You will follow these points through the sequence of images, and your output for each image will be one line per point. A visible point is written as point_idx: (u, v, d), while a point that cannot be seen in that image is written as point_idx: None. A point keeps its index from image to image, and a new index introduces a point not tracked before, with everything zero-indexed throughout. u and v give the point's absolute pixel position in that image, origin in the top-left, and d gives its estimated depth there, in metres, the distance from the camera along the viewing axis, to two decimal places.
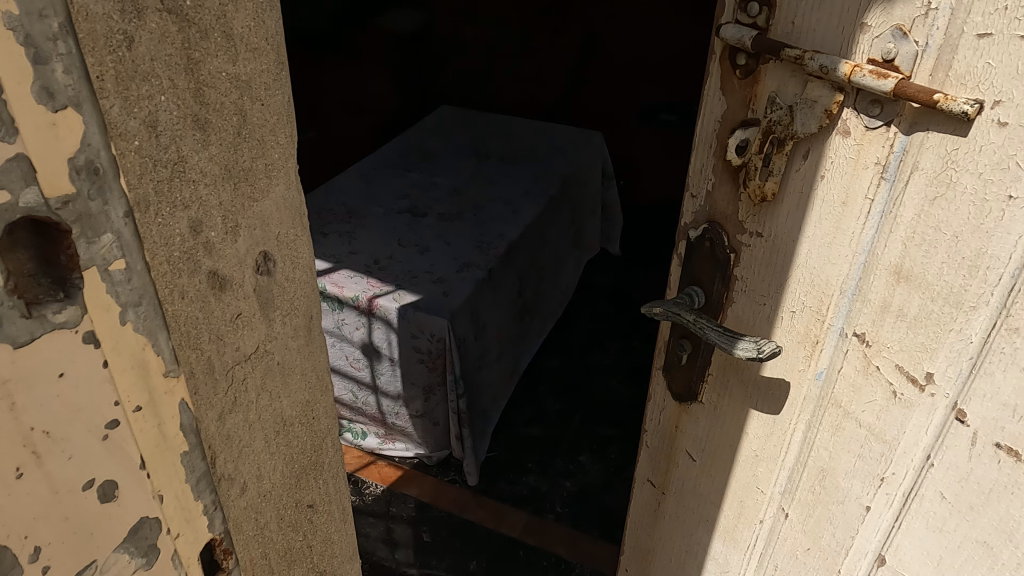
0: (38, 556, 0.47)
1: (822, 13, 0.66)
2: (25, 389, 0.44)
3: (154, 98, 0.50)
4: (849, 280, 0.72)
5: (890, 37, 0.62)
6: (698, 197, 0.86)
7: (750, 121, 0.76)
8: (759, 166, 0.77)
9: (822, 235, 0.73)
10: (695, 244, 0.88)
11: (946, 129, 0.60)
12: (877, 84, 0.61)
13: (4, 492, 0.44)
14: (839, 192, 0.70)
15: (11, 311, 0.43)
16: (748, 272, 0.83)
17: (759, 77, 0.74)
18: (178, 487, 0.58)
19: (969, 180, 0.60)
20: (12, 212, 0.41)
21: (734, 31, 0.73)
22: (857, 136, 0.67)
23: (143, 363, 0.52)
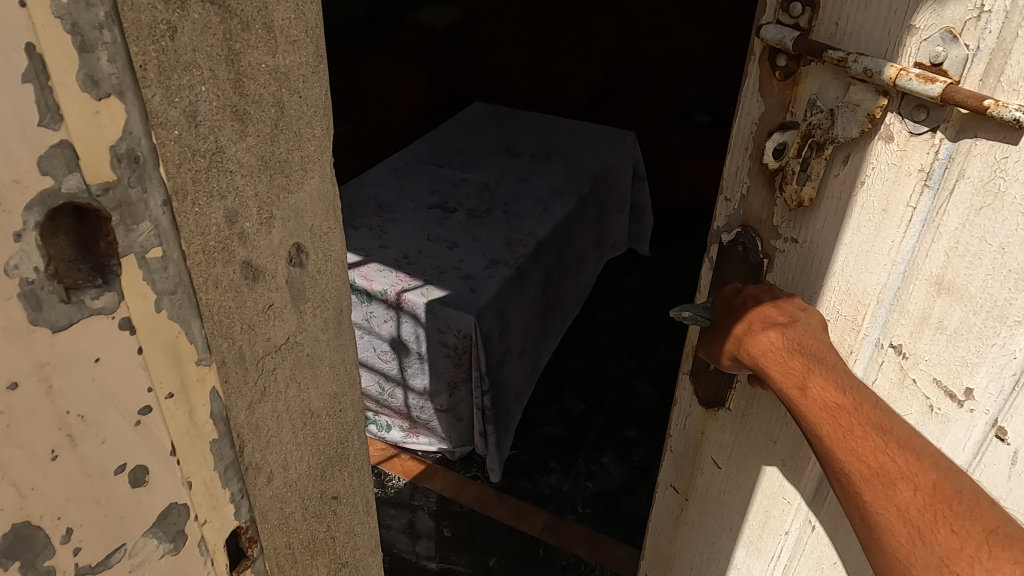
0: (71, 537, 0.48)
1: (868, 14, 0.64)
2: (62, 372, 0.44)
3: (195, 88, 0.51)
4: (887, 290, 0.70)
5: (939, 40, 0.59)
6: (732, 200, 0.84)
7: (789, 124, 0.73)
8: (796, 170, 0.75)
9: (861, 243, 0.71)
10: (727, 247, 0.86)
11: (996, 137, 0.58)
12: (924, 89, 0.59)
13: (40, 474, 0.44)
14: (880, 199, 0.68)
15: (51, 296, 0.43)
16: (782, 278, 0.81)
17: (799, 79, 0.71)
18: (207, 474, 0.58)
19: (1019, 190, 0.57)
20: (57, 198, 0.42)
21: (775, 32, 0.71)
22: (900, 141, 0.64)
23: (177, 350, 0.52)
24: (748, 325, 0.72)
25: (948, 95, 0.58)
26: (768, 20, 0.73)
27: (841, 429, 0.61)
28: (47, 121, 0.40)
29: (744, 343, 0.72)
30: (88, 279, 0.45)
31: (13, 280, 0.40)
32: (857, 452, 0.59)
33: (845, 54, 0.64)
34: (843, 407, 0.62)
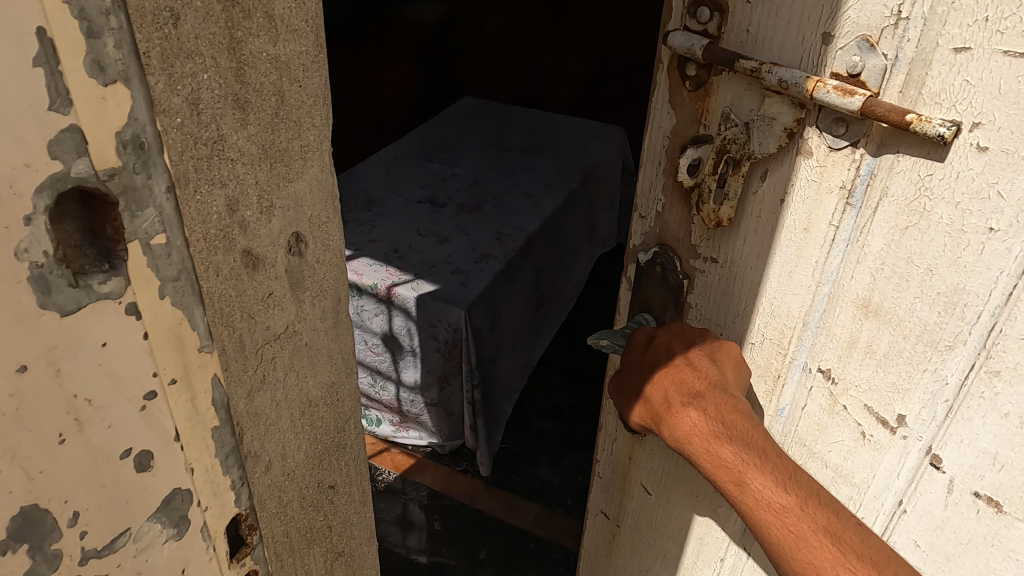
0: (78, 520, 0.48)
1: (781, 22, 0.64)
2: (70, 356, 0.45)
3: (197, 76, 0.51)
4: (813, 311, 0.70)
5: (856, 49, 0.58)
6: (648, 218, 0.84)
7: (703, 138, 0.73)
8: (710, 189, 0.75)
9: (785, 263, 0.71)
10: (645, 266, 0.87)
11: (918, 152, 0.58)
12: (844, 102, 0.58)
13: (48, 457, 0.45)
14: (803, 218, 0.68)
15: (60, 280, 0.43)
16: (702, 298, 0.82)
17: (711, 90, 0.71)
18: (208, 461, 0.59)
19: (945, 209, 0.57)
20: (65, 182, 0.42)
21: (683, 39, 0.70)
22: (820, 156, 0.64)
23: (180, 337, 0.53)
24: (667, 397, 0.73)
25: (866, 109, 0.57)
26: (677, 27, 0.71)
27: (792, 537, 0.62)
28: (56, 106, 0.40)
29: (668, 421, 0.72)
30: (95, 263, 0.46)
31: (23, 264, 0.41)
32: (815, 564, 0.60)
33: (761, 65, 0.63)
34: (788, 509, 0.63)
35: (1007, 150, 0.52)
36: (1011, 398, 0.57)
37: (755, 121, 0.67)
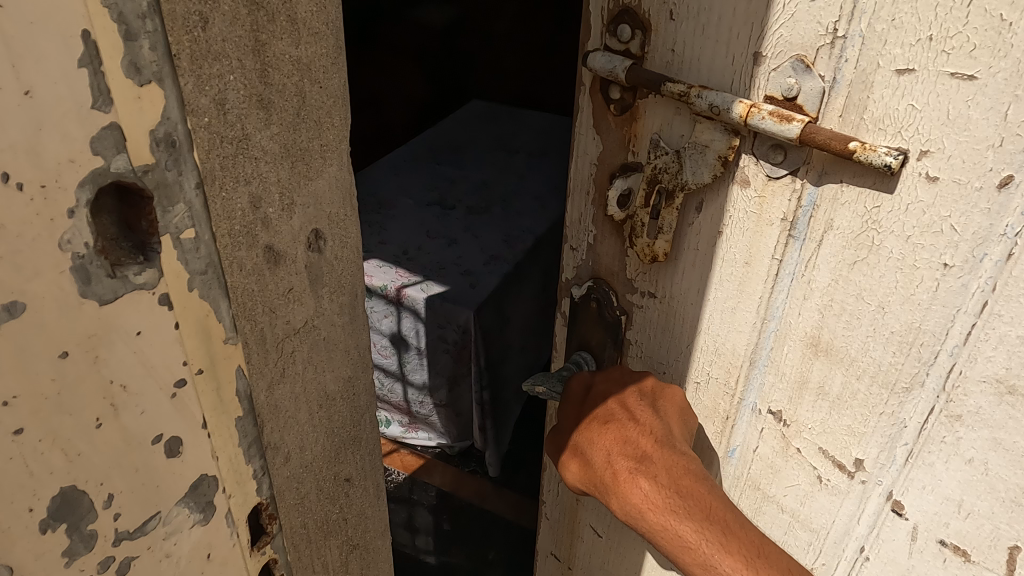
0: (111, 503, 0.50)
1: (708, 40, 0.66)
2: (107, 343, 0.46)
3: (223, 77, 0.53)
4: (761, 348, 0.74)
5: (791, 70, 0.60)
6: (579, 249, 0.89)
7: (631, 166, 0.77)
8: (644, 221, 0.77)
9: (730, 301, 0.75)
10: (580, 300, 0.91)
11: (866, 182, 0.60)
12: (783, 128, 0.60)
13: (85, 440, 0.46)
14: (743, 252, 0.71)
15: (98, 270, 0.45)
16: (641, 334, 0.86)
17: (637, 115, 0.75)
18: (232, 450, 0.61)
19: (895, 243, 0.59)
20: (105, 176, 0.44)
21: (605, 61, 0.73)
22: (758, 185, 0.67)
23: (206, 328, 0.55)
24: (616, 461, 0.74)
25: (805, 137, 0.59)
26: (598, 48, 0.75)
27: None
28: (98, 104, 0.42)
29: (617, 490, 0.73)
30: (130, 256, 0.48)
31: (66, 253, 0.42)
32: None
33: (687, 87, 0.66)
34: None
35: (959, 181, 0.54)
36: (972, 441, 0.60)
37: (685, 147, 0.70)
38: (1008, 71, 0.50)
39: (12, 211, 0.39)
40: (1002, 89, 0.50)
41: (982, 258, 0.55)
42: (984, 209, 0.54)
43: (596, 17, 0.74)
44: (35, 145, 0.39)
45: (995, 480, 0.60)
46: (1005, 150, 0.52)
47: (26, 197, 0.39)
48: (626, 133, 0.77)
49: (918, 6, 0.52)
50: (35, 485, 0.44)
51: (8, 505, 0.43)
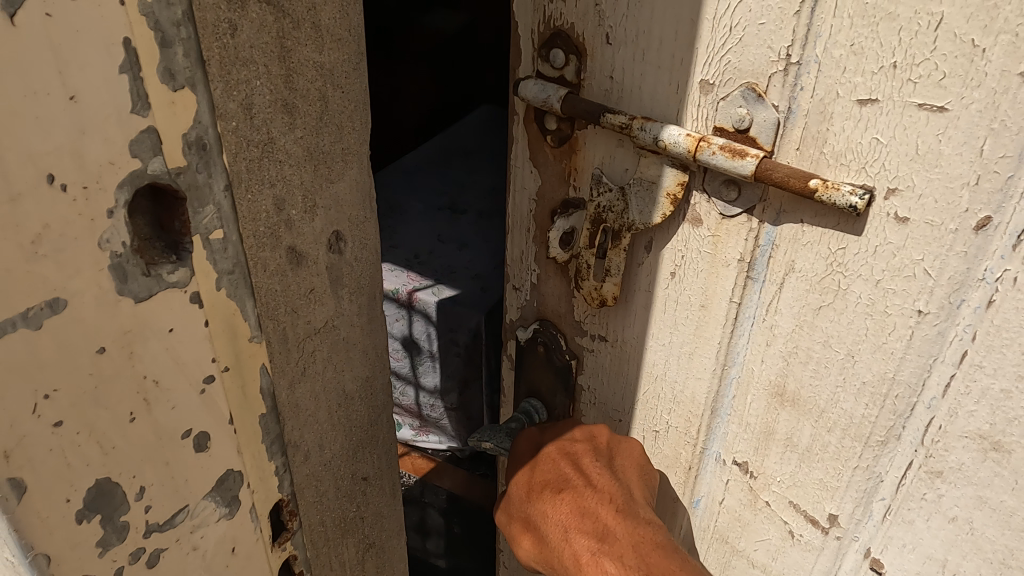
0: (143, 495, 0.52)
1: (649, 66, 0.67)
2: (141, 341, 0.49)
3: (250, 83, 0.55)
4: (722, 392, 0.76)
5: (743, 98, 0.61)
6: (524, 288, 0.93)
7: (575, 201, 0.80)
8: (589, 262, 0.78)
9: (687, 345, 0.76)
10: (527, 340, 0.95)
11: (832, 221, 0.60)
12: (736, 164, 0.61)
13: (119, 433, 0.49)
14: (699, 293, 0.72)
15: (135, 269, 0.47)
16: (596, 375, 0.89)
17: (578, 149, 0.77)
18: (255, 447, 0.63)
19: (861, 287, 0.60)
20: (142, 178, 0.46)
21: (539, 90, 0.74)
22: (712, 225, 0.68)
23: (233, 327, 0.56)
24: (577, 541, 0.77)
25: (760, 173, 0.60)
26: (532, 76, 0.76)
27: None
28: (137, 108, 0.44)
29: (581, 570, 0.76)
30: (164, 255, 0.50)
31: (105, 252, 0.45)
32: None
33: (629, 119, 0.68)
34: None
35: (932, 221, 0.54)
36: (955, 498, 0.60)
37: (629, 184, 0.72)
38: (982, 102, 0.49)
39: (57, 210, 0.41)
40: (978, 123, 0.50)
41: (960, 305, 0.55)
42: (960, 253, 0.54)
43: (527, 41, 0.76)
44: (78, 148, 0.42)
45: (981, 540, 0.60)
46: (982, 189, 0.51)
47: (69, 198, 0.42)
48: (567, 166, 0.79)
49: (881, 31, 0.52)
50: (71, 474, 0.47)
51: (46, 493, 0.46)
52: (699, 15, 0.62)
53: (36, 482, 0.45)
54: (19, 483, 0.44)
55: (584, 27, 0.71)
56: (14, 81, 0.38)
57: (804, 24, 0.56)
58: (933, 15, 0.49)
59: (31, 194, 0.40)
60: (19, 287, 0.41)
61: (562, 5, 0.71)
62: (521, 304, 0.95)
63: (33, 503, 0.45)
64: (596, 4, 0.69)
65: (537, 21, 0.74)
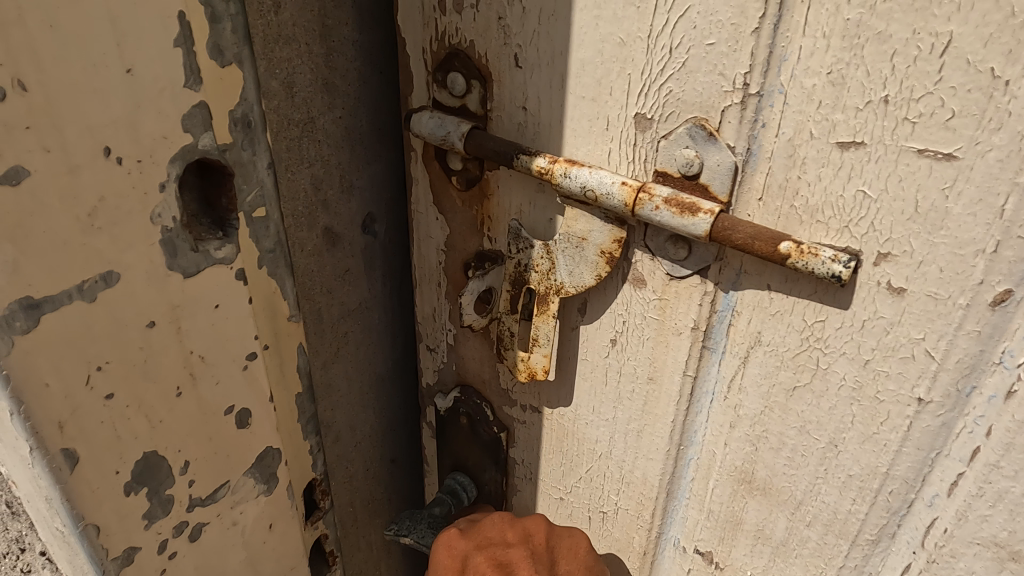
0: (188, 470, 0.53)
1: (567, 93, 0.53)
2: (189, 315, 0.49)
3: (292, 61, 0.55)
4: (681, 468, 0.62)
5: (688, 136, 0.48)
6: (438, 351, 0.79)
7: (490, 253, 0.66)
8: (511, 329, 0.64)
9: (637, 423, 0.63)
10: (446, 412, 0.81)
11: (808, 290, 0.47)
12: (687, 223, 0.47)
13: (167, 407, 0.49)
14: (648, 364, 0.59)
15: (183, 245, 0.47)
16: (527, 447, 0.76)
17: (490, 193, 0.63)
18: (288, 430, 0.63)
19: (845, 365, 0.47)
20: (192, 153, 0.46)
21: (433, 125, 0.60)
22: (660, 286, 0.55)
23: (273, 306, 0.57)
24: None
25: (717, 234, 0.46)
26: (429, 105, 0.62)
27: None
28: (190, 83, 0.44)
29: None
30: (211, 232, 0.50)
31: (156, 227, 0.45)
32: None
33: (549, 162, 0.54)
34: None
35: (936, 294, 0.42)
36: None
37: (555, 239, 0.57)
38: (1003, 148, 0.37)
39: (112, 184, 0.41)
40: (997, 173, 0.38)
41: (971, 393, 0.43)
42: (971, 332, 0.42)
43: (419, 63, 0.61)
44: (133, 120, 0.42)
45: None
46: (1002, 258, 0.39)
47: (123, 171, 0.42)
48: (479, 213, 0.65)
49: (866, 56, 0.39)
50: (122, 447, 0.47)
51: (97, 465, 0.46)
52: (631, 35, 0.48)
53: (89, 453, 0.45)
54: (72, 453, 0.44)
55: (489, 49, 0.56)
56: (77, 49, 0.38)
57: (764, 45, 0.43)
58: (938, 36, 0.37)
59: (88, 166, 0.40)
60: (80, 260, 0.41)
61: (458, 18, 0.57)
62: (437, 367, 0.81)
63: (86, 474, 0.45)
64: (499, 18, 0.54)
65: (430, 38, 0.59)
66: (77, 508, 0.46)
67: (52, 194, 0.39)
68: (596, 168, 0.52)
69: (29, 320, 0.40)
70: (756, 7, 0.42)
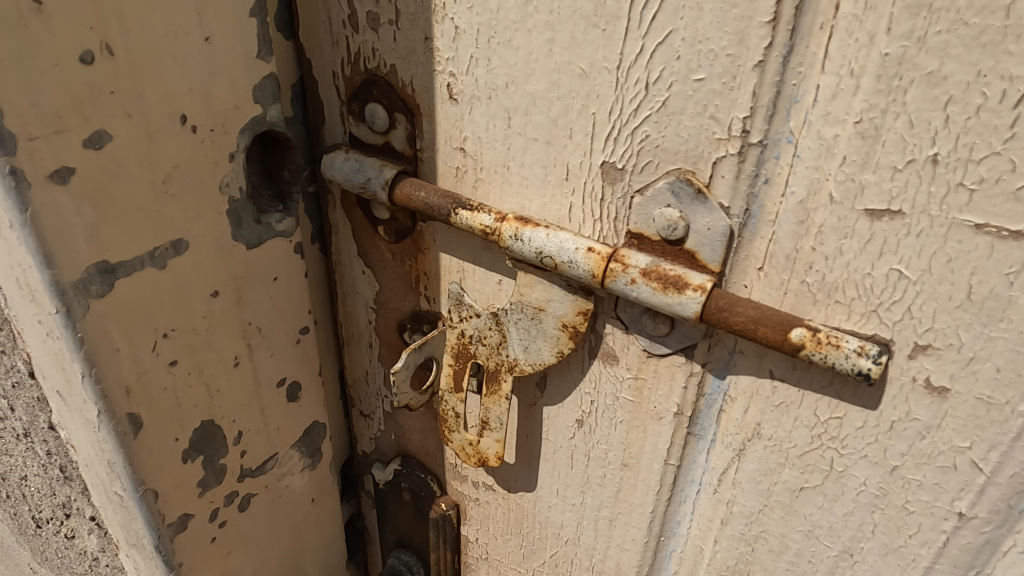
0: (240, 440, 0.63)
1: (526, 146, 0.49)
2: (249, 287, 0.57)
3: (332, 43, 0.54)
4: (670, 524, 0.60)
5: (676, 192, 0.43)
6: (373, 417, 0.78)
7: (425, 314, 0.64)
8: (458, 408, 0.61)
9: (607, 509, 0.63)
10: (383, 483, 0.81)
11: (821, 383, 0.45)
12: (675, 303, 0.43)
13: (227, 374, 0.58)
14: (621, 453, 0.58)
15: (248, 216, 0.56)
16: (485, 522, 0.75)
17: (425, 245, 0.60)
18: (331, 341, 0.73)
19: (864, 470, 0.45)
20: (264, 124, 0.54)
21: (349, 167, 0.56)
22: (635, 365, 0.53)
23: (322, 269, 0.67)
24: None
25: (708, 315, 0.43)
26: (344, 141, 0.58)
27: None
28: (262, 54, 0.52)
29: None
30: (272, 205, 0.59)
31: (225, 195, 0.53)
32: None
33: (495, 221, 0.50)
34: None
35: (988, 398, 0.39)
36: None
37: (507, 310, 0.54)
38: None
39: (185, 150, 0.48)
40: None
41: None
42: None
43: (329, 90, 0.56)
44: (207, 90, 0.49)
45: None
46: None
47: (200, 138, 0.49)
48: (413, 268, 0.62)
49: (909, 102, 0.35)
50: (181, 418, 0.56)
51: (159, 434, 0.54)
52: (594, 65, 0.43)
53: (150, 418, 0.53)
54: (134, 418, 0.52)
55: (415, 79, 0.52)
56: (162, 22, 0.44)
57: (771, 83, 0.38)
58: (1012, 80, 0.32)
59: (166, 132, 0.47)
60: (153, 226, 0.48)
61: (374, 37, 0.52)
62: (374, 435, 0.81)
63: (148, 441, 0.54)
64: (426, 38, 0.50)
65: (343, 62, 0.55)
66: (128, 447, 0.52)
67: (134, 160, 0.45)
68: (555, 230, 0.48)
69: (103, 286, 0.46)
70: (760, 36, 0.37)
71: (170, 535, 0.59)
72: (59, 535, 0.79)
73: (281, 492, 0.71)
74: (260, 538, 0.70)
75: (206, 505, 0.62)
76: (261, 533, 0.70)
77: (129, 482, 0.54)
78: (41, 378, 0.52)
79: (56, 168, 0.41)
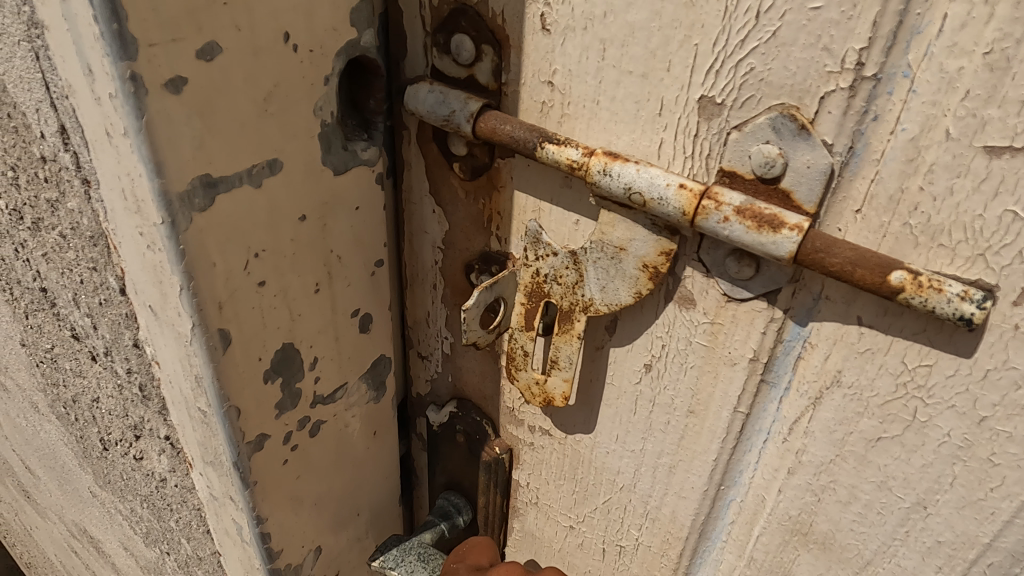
0: (316, 366, 0.64)
1: (620, 81, 0.48)
2: (333, 214, 0.58)
3: None
4: (732, 473, 0.60)
5: (778, 127, 0.42)
6: (431, 359, 0.79)
7: (494, 255, 0.64)
8: (527, 348, 0.62)
9: (667, 457, 0.63)
10: (436, 426, 0.82)
11: (913, 330, 0.44)
12: (770, 242, 0.43)
13: (309, 298, 0.59)
14: (688, 400, 0.58)
15: (337, 141, 0.56)
16: (538, 467, 0.77)
17: (501, 183, 0.59)
18: (400, 276, 0.74)
19: (950, 419, 0.45)
20: (357, 48, 0.54)
21: (431, 100, 0.56)
22: (713, 310, 0.53)
23: (400, 201, 0.68)
24: None
25: (804, 256, 0.42)
26: (426, 74, 0.57)
27: None
28: None
29: None
30: (357, 134, 0.60)
31: (318, 118, 0.53)
32: None
33: (583, 155, 0.49)
34: None
35: None
36: None
37: (585, 249, 0.54)
38: None
39: (285, 68, 0.48)
40: None
41: None
42: None
43: (412, 20, 0.56)
44: (309, 8, 0.48)
45: None
46: None
47: (299, 58, 0.49)
48: (485, 207, 0.62)
49: None
50: (265, 338, 0.57)
51: (245, 351, 0.56)
52: None
53: (238, 335, 0.54)
54: (225, 333, 0.53)
55: (507, 8, 0.51)
56: None
57: (894, 12, 0.37)
58: None
59: (269, 49, 0.47)
60: (251, 145, 0.48)
61: None
62: (430, 378, 0.82)
63: (235, 358, 0.55)
64: None
65: None
66: (217, 362, 0.53)
67: (240, 76, 0.46)
68: (645, 165, 0.48)
69: (205, 199, 0.47)
70: None
71: (248, 453, 0.61)
72: (127, 456, 0.83)
73: (346, 423, 0.73)
74: (322, 468, 0.72)
75: (279, 428, 0.64)
76: (325, 463, 0.72)
77: (215, 398, 0.56)
78: (134, 293, 0.55)
79: (170, 77, 0.42)
